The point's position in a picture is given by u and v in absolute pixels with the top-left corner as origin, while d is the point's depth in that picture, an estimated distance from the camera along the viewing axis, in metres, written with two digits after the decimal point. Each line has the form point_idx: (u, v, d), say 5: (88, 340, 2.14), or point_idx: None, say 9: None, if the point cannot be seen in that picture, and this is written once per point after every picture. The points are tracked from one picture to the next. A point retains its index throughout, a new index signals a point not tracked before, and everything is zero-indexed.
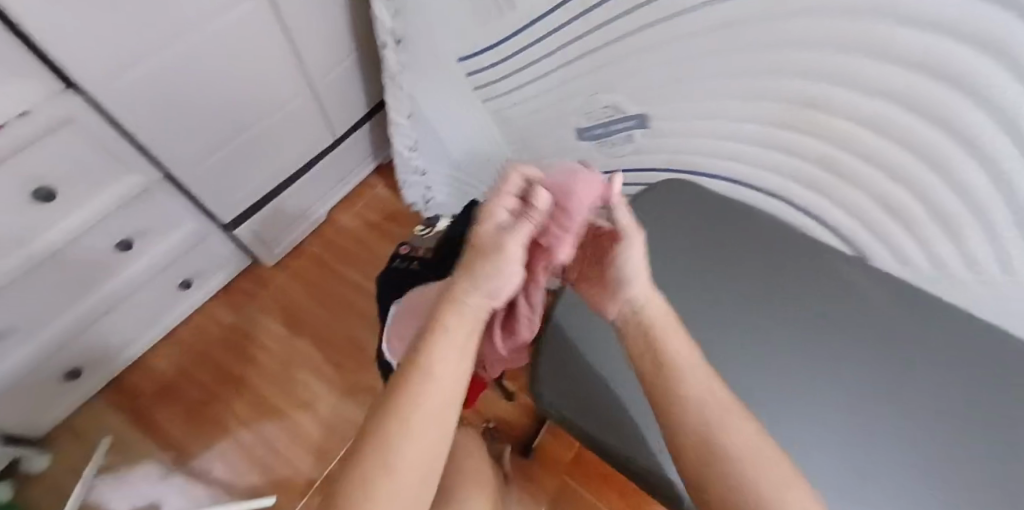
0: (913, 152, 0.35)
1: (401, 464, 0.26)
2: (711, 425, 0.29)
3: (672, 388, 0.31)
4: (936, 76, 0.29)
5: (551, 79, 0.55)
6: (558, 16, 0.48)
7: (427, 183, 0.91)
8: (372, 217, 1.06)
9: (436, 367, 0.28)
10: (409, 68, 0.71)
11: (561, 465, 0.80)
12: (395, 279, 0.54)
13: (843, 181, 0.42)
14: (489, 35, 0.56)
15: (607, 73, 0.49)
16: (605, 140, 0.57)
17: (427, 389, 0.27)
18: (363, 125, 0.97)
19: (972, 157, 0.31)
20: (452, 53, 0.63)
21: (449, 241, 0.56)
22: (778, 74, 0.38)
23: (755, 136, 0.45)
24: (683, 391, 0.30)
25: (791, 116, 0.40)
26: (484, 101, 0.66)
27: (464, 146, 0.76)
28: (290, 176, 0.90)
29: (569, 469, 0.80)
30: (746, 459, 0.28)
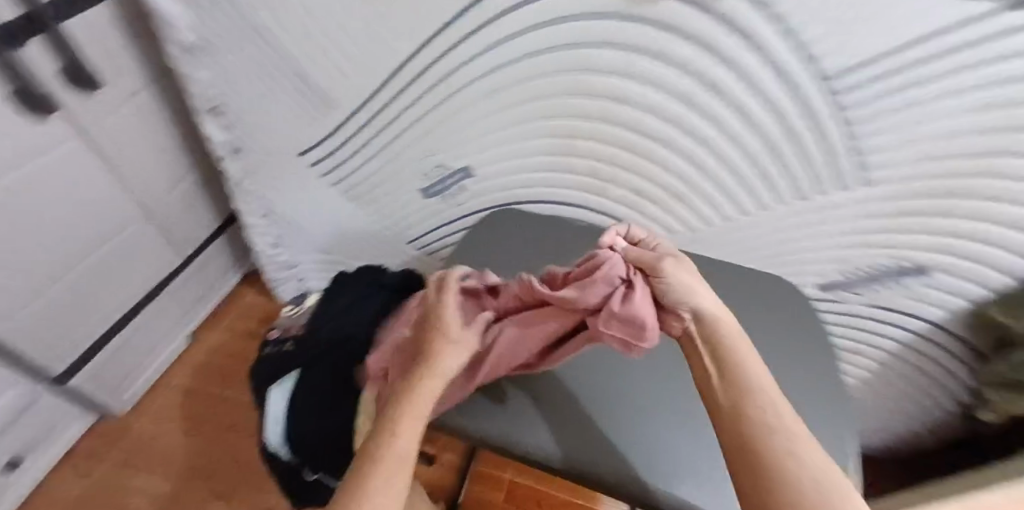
0: (656, 128, 0.49)
1: (381, 464, 0.29)
2: (774, 414, 0.27)
3: (728, 369, 0.29)
4: (640, 65, 0.44)
5: (384, 154, 0.63)
6: (373, 106, 0.58)
7: (299, 276, 0.92)
8: (247, 326, 1.00)
9: (404, 429, 0.31)
10: (253, 171, 0.75)
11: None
12: (271, 365, 0.57)
13: (621, 174, 0.55)
14: (323, 126, 0.63)
15: (427, 141, 0.60)
16: (446, 193, 0.66)
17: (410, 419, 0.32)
18: (216, 238, 0.95)
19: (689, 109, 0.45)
20: (291, 148, 0.68)
21: (320, 315, 0.59)
22: (550, 98, 0.51)
23: (551, 158, 0.57)
24: (742, 382, 0.28)
25: (572, 128, 0.53)
26: (331, 183, 0.71)
27: (326, 232, 0.80)
28: (137, 305, 0.83)
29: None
30: (804, 471, 0.24)
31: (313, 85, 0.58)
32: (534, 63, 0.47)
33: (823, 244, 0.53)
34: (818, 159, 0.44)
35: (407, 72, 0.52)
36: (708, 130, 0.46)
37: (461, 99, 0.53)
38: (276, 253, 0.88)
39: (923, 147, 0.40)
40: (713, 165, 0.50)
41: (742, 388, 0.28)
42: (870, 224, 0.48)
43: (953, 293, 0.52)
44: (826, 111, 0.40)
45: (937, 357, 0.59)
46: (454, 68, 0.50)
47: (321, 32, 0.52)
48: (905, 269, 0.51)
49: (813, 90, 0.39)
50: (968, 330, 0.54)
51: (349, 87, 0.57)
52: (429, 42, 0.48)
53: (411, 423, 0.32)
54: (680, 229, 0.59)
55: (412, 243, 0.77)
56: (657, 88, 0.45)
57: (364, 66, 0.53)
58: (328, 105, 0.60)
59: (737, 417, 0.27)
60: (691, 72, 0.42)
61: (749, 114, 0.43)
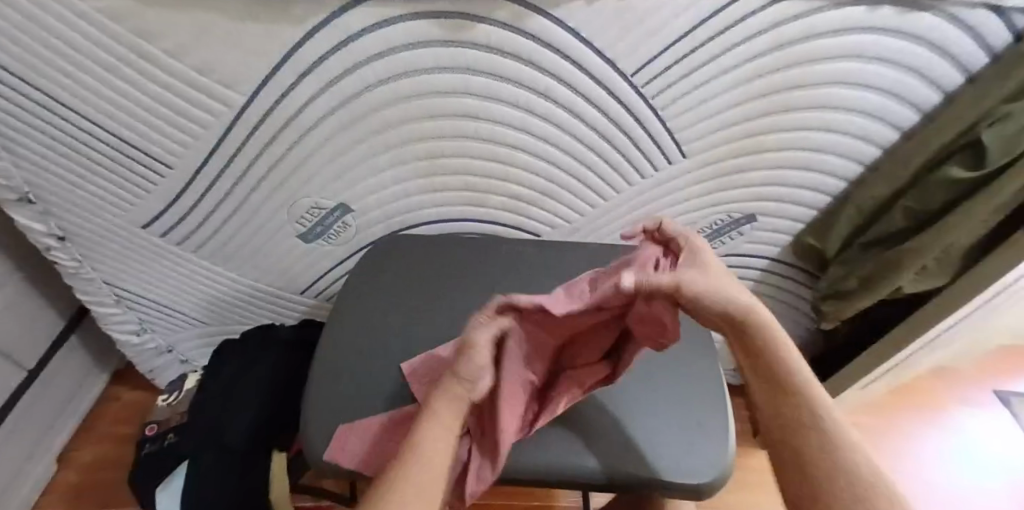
0: (520, 135, 0.51)
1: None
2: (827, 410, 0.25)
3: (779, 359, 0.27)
4: (489, 78, 0.45)
5: (244, 209, 0.59)
6: (217, 162, 0.53)
7: (181, 357, 0.83)
8: (127, 428, 0.87)
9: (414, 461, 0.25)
10: (98, 256, 0.65)
11: None
12: (152, 465, 0.51)
13: (499, 182, 0.57)
14: (170, 192, 0.57)
15: (288, 188, 0.57)
16: (328, 234, 0.64)
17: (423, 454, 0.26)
18: (64, 341, 0.80)
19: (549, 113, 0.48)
20: (137, 223, 0.61)
21: (202, 396, 0.54)
22: (413, 127, 0.51)
23: (426, 178, 0.57)
24: (792, 377, 0.26)
25: (441, 150, 0.53)
26: (193, 250, 0.64)
27: (200, 302, 0.73)
28: None
29: None
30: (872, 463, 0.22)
31: (139, 151, 0.52)
32: (376, 94, 0.46)
33: (674, 212, 0.60)
34: (646, 139, 0.51)
35: (245, 122, 0.49)
36: (554, 130, 0.50)
37: (315, 139, 0.51)
38: (143, 340, 0.79)
39: (714, 118, 0.49)
40: (567, 161, 0.54)
41: (790, 381, 0.26)
42: (705, 186, 0.56)
43: (779, 231, 0.62)
44: (639, 97, 0.46)
45: (785, 287, 0.70)
46: (296, 110, 0.47)
47: (132, 92, 0.46)
48: (738, 219, 0.60)
49: (625, 82, 0.45)
50: (797, 257, 0.65)
51: (184, 146, 0.52)
52: (259, 90, 0.45)
53: (439, 429, 0.28)
54: (559, 224, 0.62)
55: (303, 293, 0.72)
56: (498, 102, 0.47)
57: (194, 122, 0.49)
58: (163, 169, 0.54)
59: (791, 410, 0.25)
60: (523, 81, 0.45)
61: (581, 111, 0.48)
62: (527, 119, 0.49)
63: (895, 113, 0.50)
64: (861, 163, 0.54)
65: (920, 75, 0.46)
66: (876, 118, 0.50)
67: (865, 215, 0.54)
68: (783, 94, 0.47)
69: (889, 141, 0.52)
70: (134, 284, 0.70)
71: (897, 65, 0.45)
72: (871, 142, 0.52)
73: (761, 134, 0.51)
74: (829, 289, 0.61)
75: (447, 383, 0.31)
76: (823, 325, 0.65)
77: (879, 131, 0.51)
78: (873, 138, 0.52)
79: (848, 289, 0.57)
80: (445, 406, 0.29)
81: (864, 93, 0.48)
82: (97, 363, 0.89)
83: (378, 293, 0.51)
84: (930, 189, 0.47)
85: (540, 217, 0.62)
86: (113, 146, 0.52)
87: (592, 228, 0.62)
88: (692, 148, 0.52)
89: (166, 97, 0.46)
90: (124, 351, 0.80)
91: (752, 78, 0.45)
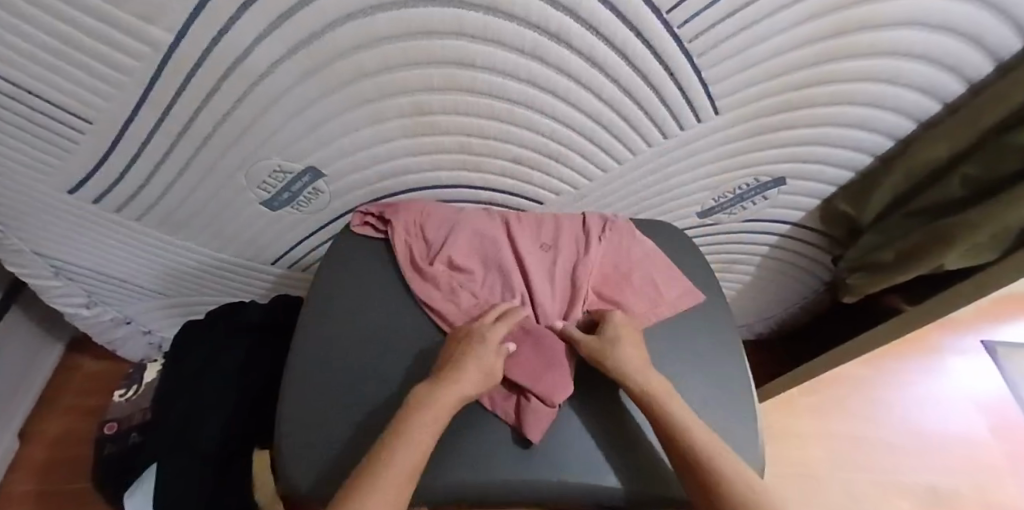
0: (526, 87, 0.42)
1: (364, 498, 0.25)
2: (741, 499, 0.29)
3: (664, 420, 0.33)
4: (494, 14, 0.35)
5: (192, 171, 0.49)
6: (149, 115, 0.42)
7: (143, 328, 0.75)
8: (95, 402, 0.82)
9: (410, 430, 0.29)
10: (22, 224, 0.55)
11: None
12: (117, 468, 0.46)
13: (499, 145, 0.49)
14: (93, 153, 0.47)
15: (243, 147, 0.47)
16: (298, 201, 0.55)
17: (415, 434, 0.28)
18: (4, 316, 0.71)
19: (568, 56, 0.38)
20: (59, 188, 0.51)
21: (171, 390, 0.48)
22: (396, 78, 0.41)
23: (415, 138, 0.48)
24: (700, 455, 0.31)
25: (432, 105, 0.44)
26: (138, 217, 0.55)
27: (155, 274, 0.65)
28: None
29: None
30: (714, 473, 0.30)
31: (41, 102, 0.41)
32: (344, 33, 0.36)
33: (695, 176, 0.53)
34: (674, 94, 0.43)
35: (176, 67, 0.37)
36: (565, 82, 0.41)
37: (270, 88, 0.40)
38: (95, 313, 0.71)
39: (757, 68, 0.40)
40: (579, 118, 0.45)
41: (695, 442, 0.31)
42: (734, 147, 0.49)
43: (807, 195, 0.56)
44: (674, 41, 0.37)
45: (801, 252, 0.65)
46: (241, 52, 0.37)
47: (10, 25, 0.34)
48: (766, 183, 0.54)
49: (659, 21, 0.35)
50: (821, 224, 0.60)
51: (101, 97, 0.40)
52: (188, 26, 0.34)
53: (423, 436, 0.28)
54: (565, 191, 0.55)
55: (274, 263, 0.64)
56: (501, 46, 0.38)
57: (107, 68, 0.37)
58: (80, 125, 0.43)
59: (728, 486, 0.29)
60: (533, 21, 0.35)
61: (602, 58, 0.39)
62: (537, 67, 0.40)
63: (966, 63, 0.42)
64: (913, 120, 0.47)
65: (1011, 16, 0.38)
66: (942, 68, 0.42)
67: (912, 183, 0.50)
68: (844, 39, 0.39)
69: (951, 95, 0.45)
70: (72, 256, 0.60)
71: (988, 2, 0.37)
72: (929, 96, 0.45)
73: (807, 88, 0.43)
74: (858, 260, 0.59)
75: (436, 388, 0.31)
76: (845, 298, 0.63)
77: (943, 84, 0.44)
78: (933, 91, 0.45)
79: (878, 263, 0.55)
80: (442, 406, 0.30)
81: (937, 38, 0.40)
82: (49, 334, 0.81)
83: (365, 276, 0.42)
84: (999, 155, 0.42)
85: (544, 184, 0.54)
86: (4, 95, 0.40)
87: (600, 194, 0.55)
88: (726, 105, 0.44)
89: (57, 32, 0.34)
90: (77, 324, 0.72)
91: (814, 17, 0.36)
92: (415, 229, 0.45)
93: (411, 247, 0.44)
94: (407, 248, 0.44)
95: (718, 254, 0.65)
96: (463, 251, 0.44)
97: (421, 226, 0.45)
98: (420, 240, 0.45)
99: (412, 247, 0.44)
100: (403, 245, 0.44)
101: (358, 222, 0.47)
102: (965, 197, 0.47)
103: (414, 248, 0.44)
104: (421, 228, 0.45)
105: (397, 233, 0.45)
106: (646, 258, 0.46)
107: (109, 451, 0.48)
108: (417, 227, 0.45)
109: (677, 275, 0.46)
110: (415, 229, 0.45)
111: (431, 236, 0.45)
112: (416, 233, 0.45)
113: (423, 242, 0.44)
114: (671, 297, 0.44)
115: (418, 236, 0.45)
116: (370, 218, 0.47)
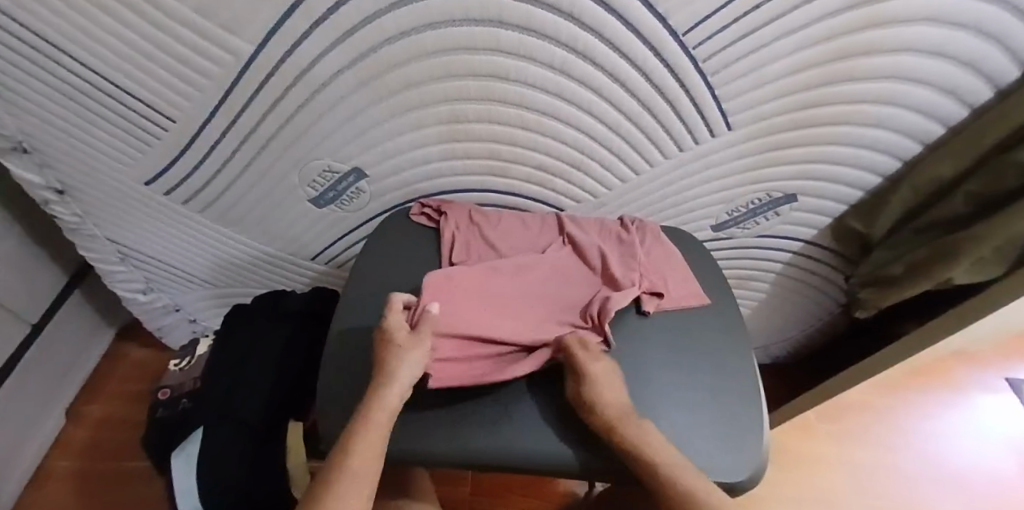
0: (554, 99, 0.47)
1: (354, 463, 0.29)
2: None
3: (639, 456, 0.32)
4: (529, 33, 0.40)
5: (254, 167, 0.55)
6: (224, 116, 0.49)
7: (188, 317, 0.81)
8: (136, 385, 0.87)
9: (377, 404, 0.32)
10: (99, 212, 0.63)
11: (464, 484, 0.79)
12: (168, 430, 0.50)
13: (526, 153, 0.53)
14: (172, 149, 0.53)
15: (300, 147, 0.53)
16: (342, 200, 0.60)
17: (380, 404, 0.32)
18: (68, 299, 0.78)
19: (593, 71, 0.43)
20: (137, 180, 0.58)
21: (218, 363, 0.53)
22: (437, 89, 0.46)
23: (450, 145, 0.53)
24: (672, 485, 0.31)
25: (468, 115, 0.49)
26: (199, 209, 0.61)
27: (206, 264, 0.71)
28: None
29: (473, 488, 0.78)
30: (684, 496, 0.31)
31: (137, 101, 0.48)
32: (396, 47, 0.42)
33: (708, 189, 0.56)
34: (688, 109, 0.47)
35: (253, 74, 0.44)
36: (589, 95, 0.46)
37: (329, 95, 0.46)
38: (148, 299, 0.77)
39: (765, 87, 0.44)
40: (601, 130, 0.50)
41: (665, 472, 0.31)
42: (746, 162, 0.52)
43: (817, 213, 0.59)
44: (686, 60, 0.42)
45: (815, 270, 0.67)
46: (308, 63, 0.43)
47: (124, 36, 0.41)
48: (777, 198, 0.57)
49: (673, 42, 0.40)
50: (835, 241, 0.63)
51: (186, 98, 0.47)
52: (267, 37, 0.40)
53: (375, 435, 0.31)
54: (586, 199, 0.59)
55: (314, 259, 0.70)
56: (532, 62, 0.43)
57: (196, 73, 0.44)
58: (166, 123, 0.50)
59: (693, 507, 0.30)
60: (561, 39, 0.40)
61: (622, 74, 0.44)
62: (565, 81, 0.45)
63: (968, 89, 0.45)
64: (919, 141, 0.50)
65: (1006, 46, 0.41)
66: (944, 93, 0.46)
67: (920, 199, 0.52)
68: (847, 61, 0.42)
69: (955, 119, 0.48)
70: (137, 243, 0.67)
71: (981, 33, 0.40)
72: (934, 119, 0.48)
73: (813, 107, 0.46)
74: (870, 275, 0.61)
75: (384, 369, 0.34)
76: (858, 313, 0.64)
77: (946, 109, 0.47)
78: (937, 115, 0.48)
79: (888, 277, 0.57)
80: (381, 410, 0.32)
81: (937, 64, 0.43)
82: (103, 318, 0.88)
83: (402, 261, 0.48)
84: (999, 172, 0.44)
85: (567, 191, 0.58)
86: (107, 95, 0.48)
87: (620, 203, 0.59)
88: (738, 121, 0.48)
89: (161, 41, 0.41)
90: (130, 309, 0.78)
91: (815, 42, 0.40)
92: (463, 215, 0.51)
93: (456, 228, 0.50)
94: (452, 231, 0.49)
95: (732, 268, 0.67)
96: (499, 237, 0.49)
97: (466, 214, 0.51)
98: (463, 224, 0.50)
99: (457, 229, 0.50)
100: (450, 225, 0.50)
101: (416, 211, 0.53)
102: (970, 213, 0.49)
103: (459, 229, 0.50)
104: (466, 213, 0.52)
105: (445, 219, 0.51)
106: (664, 257, 0.49)
107: (159, 414, 0.52)
108: (463, 213, 0.51)
109: (686, 276, 0.48)
110: (462, 215, 0.51)
111: (472, 224, 0.50)
112: (460, 219, 0.51)
113: (464, 226, 0.50)
114: (679, 292, 0.46)
115: (461, 221, 0.51)
116: (427, 209, 0.53)
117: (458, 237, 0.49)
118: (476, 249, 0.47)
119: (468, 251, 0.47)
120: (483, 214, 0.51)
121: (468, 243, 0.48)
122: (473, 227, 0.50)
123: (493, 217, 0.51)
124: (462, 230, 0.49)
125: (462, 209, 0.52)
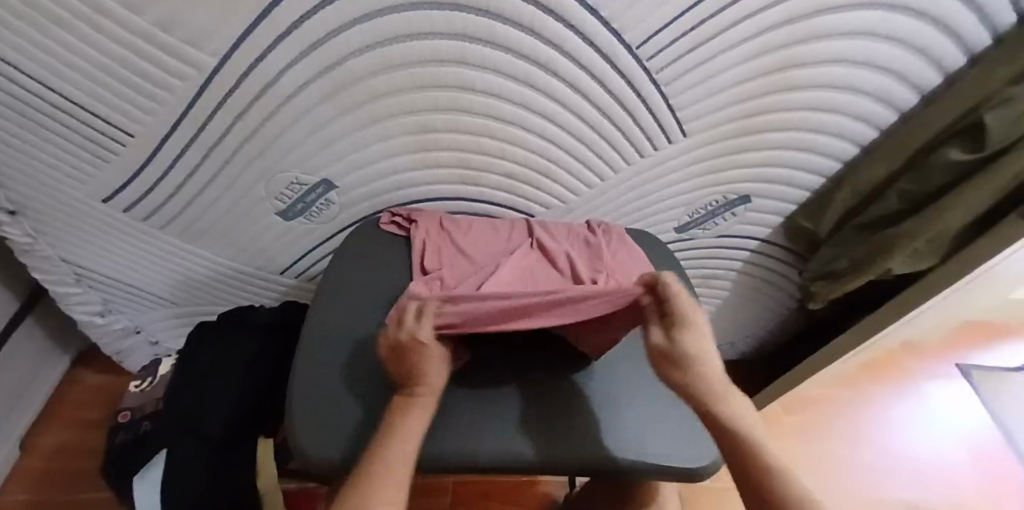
0: (520, 109, 0.48)
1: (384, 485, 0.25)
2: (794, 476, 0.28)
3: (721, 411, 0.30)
4: (492, 46, 0.42)
5: (219, 181, 0.55)
6: (187, 130, 0.48)
7: (150, 338, 0.78)
8: (94, 413, 0.83)
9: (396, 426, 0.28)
10: (53, 231, 0.60)
11: (445, 493, 0.78)
12: (127, 455, 0.48)
13: (495, 162, 0.55)
14: (132, 164, 0.52)
15: (267, 160, 0.52)
16: (311, 212, 0.60)
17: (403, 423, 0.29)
18: (18, 324, 0.74)
19: (555, 81, 0.45)
20: (95, 197, 0.56)
21: (181, 380, 0.51)
22: (405, 101, 0.47)
23: (420, 155, 0.54)
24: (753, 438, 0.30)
25: (437, 125, 0.50)
26: (162, 225, 0.60)
27: (169, 282, 0.68)
28: None
29: (453, 497, 0.78)
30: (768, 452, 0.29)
31: (94, 116, 0.47)
32: (364, 60, 0.42)
33: (669, 193, 0.59)
34: (647, 117, 0.49)
35: (217, 88, 0.44)
36: (552, 105, 0.48)
37: (296, 107, 0.47)
38: (107, 321, 0.74)
39: (716, 96, 0.47)
40: (567, 139, 0.52)
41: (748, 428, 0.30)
42: (703, 166, 0.55)
43: (771, 213, 0.62)
44: (642, 71, 0.44)
45: (773, 267, 0.70)
46: (274, 76, 0.43)
47: (80, 49, 0.40)
48: (733, 200, 0.60)
49: (628, 54, 0.42)
50: (789, 239, 0.66)
51: (148, 113, 0.46)
52: (232, 51, 0.40)
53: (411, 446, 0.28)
54: (555, 205, 0.61)
55: (283, 273, 0.69)
56: (498, 74, 0.44)
57: (158, 87, 0.44)
58: (125, 137, 0.49)
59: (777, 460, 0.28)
60: (524, 52, 0.42)
61: (583, 85, 0.46)
62: (529, 91, 0.46)
63: (895, 96, 0.50)
64: (857, 144, 0.54)
65: (925, 57, 0.46)
66: (876, 100, 0.50)
67: (857, 198, 0.56)
68: (788, 72, 0.46)
69: (886, 123, 0.52)
70: (94, 262, 0.65)
71: (901, 45, 0.45)
72: (869, 123, 0.52)
73: (761, 113, 0.50)
74: (821, 270, 0.64)
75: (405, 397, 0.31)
76: (811, 306, 0.68)
77: (879, 114, 0.51)
78: (872, 120, 0.52)
79: (837, 271, 0.60)
80: (419, 416, 0.29)
81: (868, 74, 0.47)
82: (57, 344, 0.84)
83: (372, 269, 0.48)
84: (928, 172, 0.48)
85: (536, 198, 0.59)
86: (61, 110, 0.46)
87: (587, 208, 0.61)
88: (694, 128, 0.51)
89: (120, 55, 0.41)
90: (87, 332, 0.75)
91: (758, 53, 0.44)
92: (432, 222, 0.52)
93: (426, 234, 0.50)
94: (423, 236, 0.50)
95: (697, 268, 0.70)
96: (469, 242, 0.50)
97: (437, 221, 0.52)
98: (434, 231, 0.51)
99: (427, 234, 0.50)
100: (419, 231, 0.51)
101: (386, 220, 0.54)
102: (904, 209, 0.52)
103: (429, 235, 0.50)
104: (436, 220, 0.52)
105: (415, 226, 0.52)
106: (631, 257, 0.51)
107: (119, 440, 0.50)
108: (433, 221, 0.52)
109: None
110: (432, 221, 0.52)
111: (442, 230, 0.51)
112: (429, 225, 0.52)
113: (434, 232, 0.51)
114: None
115: (431, 227, 0.51)
116: (397, 218, 0.54)
117: (428, 243, 0.49)
118: (445, 253, 0.48)
119: (437, 255, 0.48)
120: (452, 221, 0.53)
121: (438, 247, 0.49)
122: (442, 233, 0.51)
123: (464, 224, 0.52)
124: (433, 235, 0.50)
125: (433, 217, 0.53)
